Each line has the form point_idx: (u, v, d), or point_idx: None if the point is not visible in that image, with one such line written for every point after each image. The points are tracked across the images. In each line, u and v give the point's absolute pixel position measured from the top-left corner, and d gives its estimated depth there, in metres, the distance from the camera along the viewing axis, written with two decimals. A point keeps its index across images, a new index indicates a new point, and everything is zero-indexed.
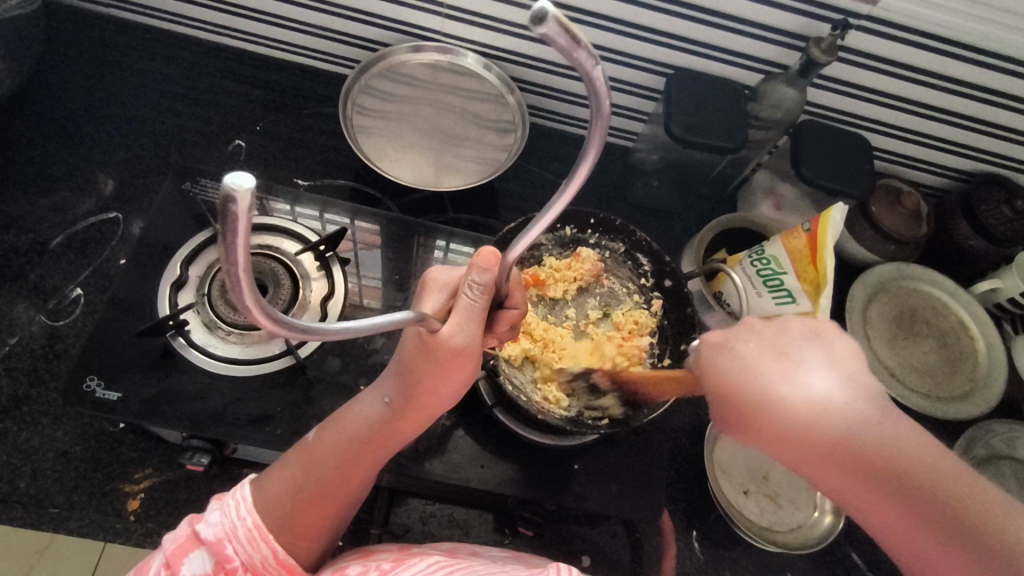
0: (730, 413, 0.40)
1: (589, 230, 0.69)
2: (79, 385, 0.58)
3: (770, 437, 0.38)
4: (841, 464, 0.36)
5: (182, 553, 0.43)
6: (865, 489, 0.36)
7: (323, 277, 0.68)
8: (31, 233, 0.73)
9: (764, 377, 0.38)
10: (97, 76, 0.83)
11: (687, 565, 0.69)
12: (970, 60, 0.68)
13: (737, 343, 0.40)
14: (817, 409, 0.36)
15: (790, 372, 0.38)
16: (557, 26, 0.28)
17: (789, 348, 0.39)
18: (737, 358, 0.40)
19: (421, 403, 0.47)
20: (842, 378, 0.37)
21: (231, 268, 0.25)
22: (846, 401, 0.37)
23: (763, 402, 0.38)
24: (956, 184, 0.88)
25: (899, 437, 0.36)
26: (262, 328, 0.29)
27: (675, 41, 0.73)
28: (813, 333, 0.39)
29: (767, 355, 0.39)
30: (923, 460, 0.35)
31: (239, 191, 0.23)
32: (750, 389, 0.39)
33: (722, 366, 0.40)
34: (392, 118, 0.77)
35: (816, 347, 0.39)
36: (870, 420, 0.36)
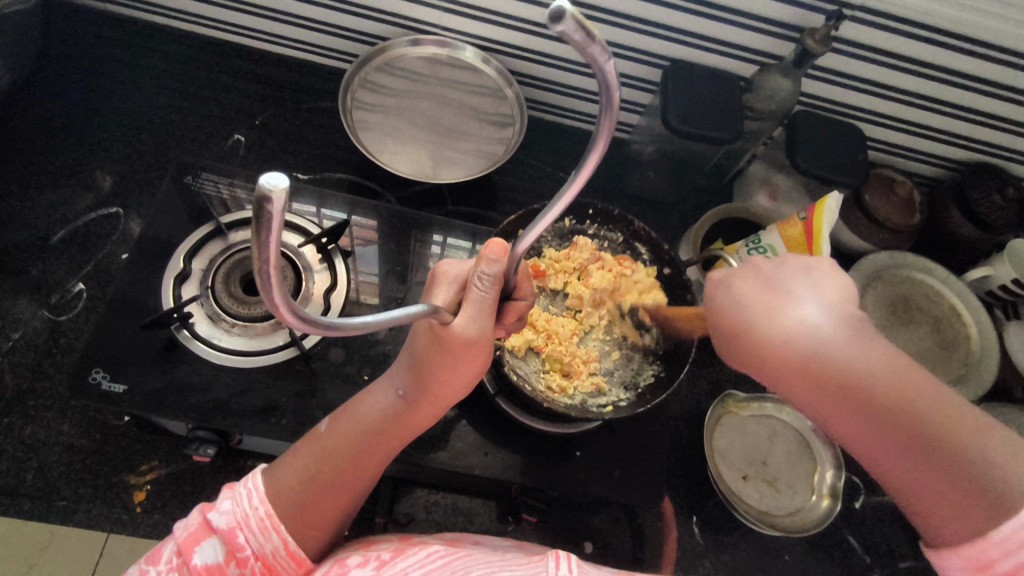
0: (731, 338, 0.47)
1: (587, 220, 0.71)
2: (84, 378, 0.58)
3: (755, 359, 0.44)
4: (815, 382, 0.40)
5: (195, 541, 0.43)
6: (833, 405, 0.40)
7: (326, 269, 0.68)
8: (31, 229, 0.73)
9: (752, 305, 0.45)
10: (94, 72, 0.83)
11: (688, 550, 0.70)
12: (962, 50, 0.69)
13: (734, 280, 0.47)
14: (796, 331, 0.42)
15: (778, 302, 0.44)
16: (574, 24, 0.28)
17: (781, 283, 0.45)
18: (737, 291, 0.46)
19: (434, 396, 0.48)
20: (826, 307, 0.42)
21: (262, 266, 0.26)
22: (825, 328, 0.41)
23: (749, 323, 0.45)
24: (947, 173, 0.89)
25: (870, 359, 0.39)
26: (289, 325, 0.30)
27: (671, 33, 0.74)
28: (805, 271, 0.45)
29: (759, 288, 0.45)
30: (889, 380, 0.38)
31: (274, 191, 0.23)
32: (740, 317, 0.45)
33: (725, 299, 0.47)
34: (392, 111, 0.78)
35: (805, 281, 0.44)
36: (844, 339, 0.40)
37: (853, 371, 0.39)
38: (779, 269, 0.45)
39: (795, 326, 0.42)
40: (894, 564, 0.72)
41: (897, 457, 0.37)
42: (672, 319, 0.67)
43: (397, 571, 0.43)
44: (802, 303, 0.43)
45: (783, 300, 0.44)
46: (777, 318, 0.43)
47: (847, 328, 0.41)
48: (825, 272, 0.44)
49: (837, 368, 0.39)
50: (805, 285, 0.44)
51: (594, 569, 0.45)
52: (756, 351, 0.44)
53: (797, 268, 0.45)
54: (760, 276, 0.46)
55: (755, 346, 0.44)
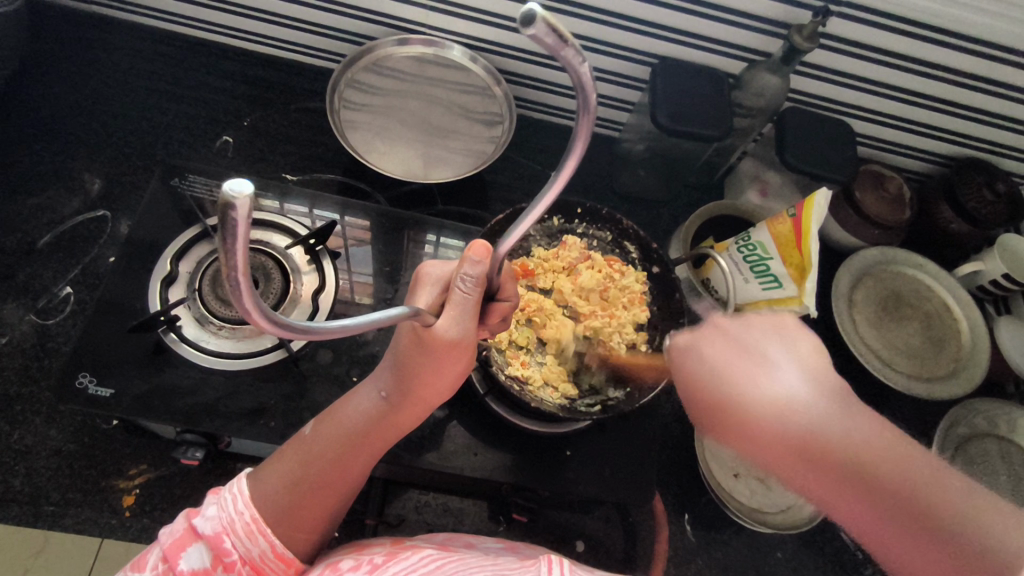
0: (702, 409, 0.44)
1: (576, 220, 0.71)
2: (71, 382, 0.58)
3: (728, 426, 0.42)
4: (803, 454, 0.38)
5: (180, 547, 0.43)
6: (827, 482, 0.37)
7: (314, 270, 0.68)
8: (18, 234, 0.72)
9: (729, 374, 0.42)
10: (81, 74, 0.82)
11: (680, 548, 0.70)
12: (951, 45, 0.69)
13: (705, 346, 0.44)
14: (776, 401, 0.39)
15: (756, 367, 0.41)
16: (546, 27, 0.29)
17: (756, 348, 0.42)
18: (704, 357, 0.44)
19: (418, 397, 0.48)
20: (806, 376, 0.41)
21: (230, 271, 0.26)
22: (809, 399, 0.39)
23: (730, 394, 0.41)
24: (938, 169, 0.89)
25: (855, 431, 0.37)
26: (263, 330, 0.30)
27: (659, 30, 0.74)
28: (776, 337, 0.43)
29: (732, 350, 0.43)
30: (885, 458, 0.36)
31: (238, 198, 0.23)
32: (713, 383, 0.43)
33: (692, 364, 0.45)
34: (380, 111, 0.77)
35: (773, 344, 0.42)
36: (830, 416, 0.38)
37: (842, 446, 0.37)
38: (747, 329, 0.43)
39: (777, 397, 0.40)
40: None
41: (895, 530, 0.35)
42: (661, 317, 0.67)
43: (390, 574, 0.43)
44: (784, 371, 0.41)
45: (756, 366, 0.41)
46: (756, 385, 0.41)
47: (829, 402, 0.39)
48: (794, 330, 0.43)
49: (829, 444, 0.37)
50: (778, 347, 0.42)
51: (587, 572, 0.45)
52: (731, 421, 0.41)
53: (765, 331, 0.43)
54: (728, 339, 0.44)
55: (726, 412, 0.42)
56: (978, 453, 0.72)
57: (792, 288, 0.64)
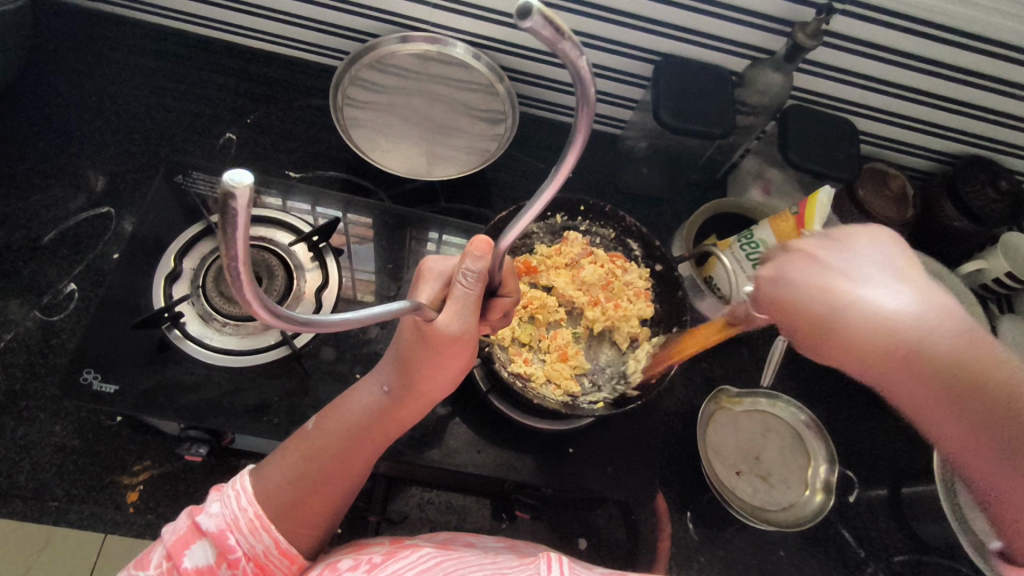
0: (799, 329, 0.42)
1: (579, 217, 0.71)
2: (76, 378, 0.58)
3: (824, 340, 0.41)
4: (909, 371, 0.37)
5: (184, 545, 0.43)
6: (943, 410, 0.37)
7: (317, 267, 0.68)
8: (23, 230, 0.72)
9: (825, 294, 0.40)
10: (85, 71, 0.83)
11: (682, 546, 0.70)
12: (956, 44, 0.69)
13: (790, 269, 0.43)
14: (887, 321, 0.37)
15: (857, 285, 0.39)
16: (542, 20, 0.29)
17: (855, 267, 0.40)
18: (797, 281, 0.42)
19: (419, 392, 0.48)
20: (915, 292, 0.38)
21: (230, 264, 0.26)
22: (929, 317, 0.37)
23: (835, 317, 0.39)
24: (940, 167, 0.89)
25: (975, 358, 0.36)
26: (263, 321, 0.30)
27: (663, 28, 0.74)
28: (874, 256, 0.40)
29: (828, 270, 0.41)
30: (999, 384, 0.36)
31: (238, 188, 0.23)
32: (804, 302, 0.41)
33: (786, 289, 0.43)
34: (383, 109, 0.78)
35: (867, 254, 0.40)
36: (953, 339, 0.36)
37: (954, 368, 0.36)
38: (844, 248, 0.41)
39: (880, 313, 0.38)
40: (889, 558, 0.72)
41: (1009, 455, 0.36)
42: (665, 315, 0.67)
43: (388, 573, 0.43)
44: (895, 286, 0.38)
45: (853, 283, 0.39)
46: (852, 299, 0.39)
47: (948, 318, 0.37)
48: (894, 245, 0.40)
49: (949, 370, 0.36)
50: (871, 261, 0.40)
51: (586, 571, 0.44)
52: (829, 340, 0.40)
53: (864, 256, 0.40)
54: (816, 263, 0.42)
55: (820, 330, 0.41)
56: None
57: None
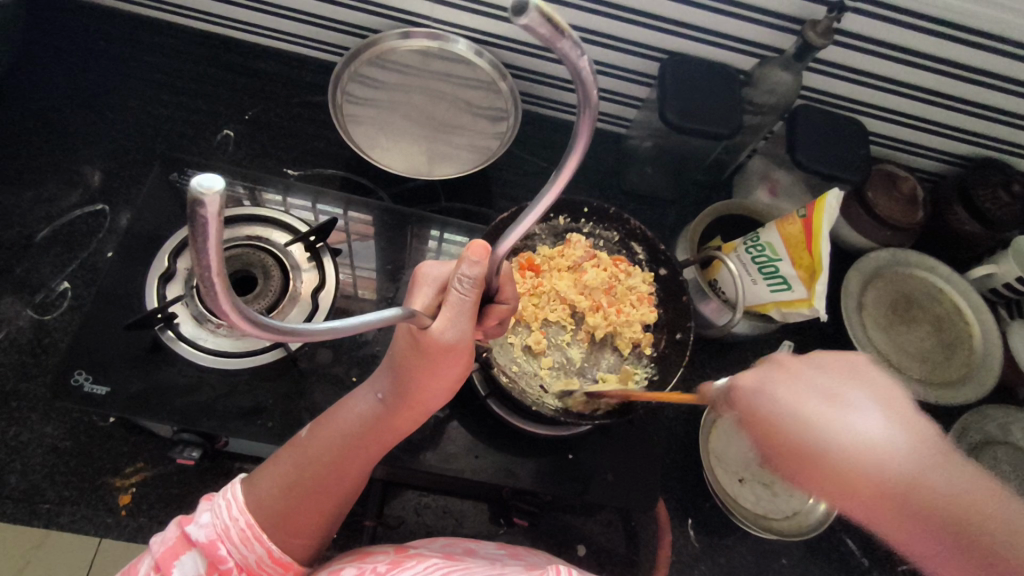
0: (780, 451, 0.41)
1: (582, 219, 0.69)
2: (67, 380, 0.57)
3: (810, 474, 0.40)
4: (862, 490, 0.39)
5: (173, 555, 0.42)
6: (893, 519, 0.39)
7: (314, 267, 0.67)
8: (16, 227, 0.71)
9: (818, 421, 0.39)
10: (82, 65, 0.81)
11: (683, 553, 0.69)
12: (970, 43, 0.67)
13: (775, 385, 0.41)
14: (859, 445, 0.39)
15: (828, 405, 0.40)
16: (539, 15, 0.28)
17: (834, 387, 0.41)
18: (777, 398, 0.41)
19: (414, 400, 0.47)
20: (898, 421, 0.40)
21: (204, 275, 0.25)
22: (899, 447, 0.39)
23: (805, 443, 0.39)
24: (952, 168, 0.87)
25: (923, 467, 0.39)
26: (242, 332, 0.29)
27: (669, 25, 0.72)
28: (844, 372, 0.42)
29: (797, 389, 0.41)
30: (975, 505, 0.38)
31: (207, 195, 0.22)
32: (801, 425, 0.39)
33: (766, 407, 0.41)
34: (384, 106, 0.76)
35: (854, 394, 0.40)
36: (910, 457, 0.39)
37: (940, 493, 0.38)
38: (820, 371, 0.42)
39: (861, 439, 0.39)
40: (894, 567, 0.71)
41: (945, 549, 0.38)
42: (667, 320, 0.65)
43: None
44: (864, 415, 0.40)
45: (840, 413, 0.40)
46: (803, 402, 0.40)
47: (915, 440, 0.39)
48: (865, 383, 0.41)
49: (910, 487, 0.38)
50: (861, 402, 0.40)
51: None
52: (805, 467, 0.40)
53: (830, 363, 0.42)
54: (806, 378, 0.42)
55: (815, 459, 0.39)
56: (988, 460, 0.70)
57: (801, 291, 0.63)
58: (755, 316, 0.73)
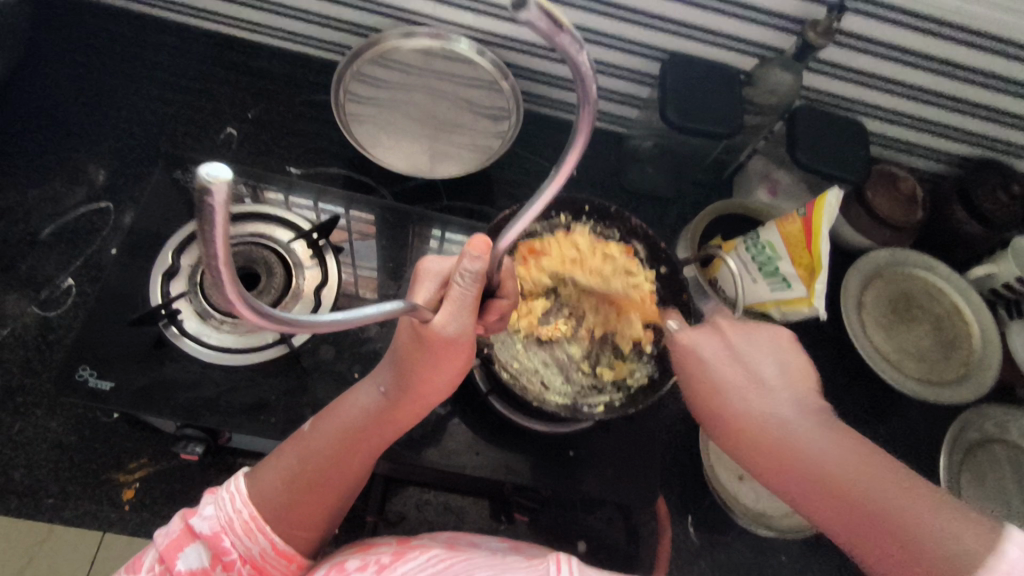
0: (714, 416, 0.46)
1: (583, 217, 0.70)
2: (72, 375, 0.58)
3: (736, 437, 0.44)
4: (772, 456, 0.41)
5: (177, 548, 0.42)
6: (826, 507, 0.37)
7: (317, 265, 0.67)
8: (21, 225, 0.72)
9: (731, 388, 0.45)
10: (87, 65, 0.82)
11: (683, 549, 0.69)
12: (969, 43, 0.68)
13: (703, 345, 0.49)
14: (762, 420, 0.42)
15: (749, 385, 0.45)
16: (540, 12, 0.28)
17: (745, 357, 0.47)
18: (703, 359, 0.48)
19: (415, 393, 0.47)
20: (797, 396, 0.44)
21: (211, 263, 0.25)
22: (793, 418, 0.42)
23: (724, 390, 0.46)
24: (951, 169, 0.87)
25: (820, 456, 0.38)
26: (246, 321, 0.29)
27: (670, 25, 0.73)
28: (767, 343, 0.48)
29: (723, 356, 0.48)
30: (850, 472, 0.37)
31: (215, 183, 0.23)
32: (716, 390, 0.46)
33: (692, 356, 0.49)
34: (386, 105, 0.77)
35: (767, 351, 0.47)
36: (811, 432, 0.40)
37: (833, 471, 0.37)
38: (749, 342, 0.48)
39: (768, 416, 0.42)
40: None
41: (841, 523, 0.36)
42: (667, 318, 0.66)
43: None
44: (772, 391, 0.44)
45: (751, 386, 0.45)
46: (722, 364, 0.47)
47: (814, 420, 0.41)
48: (781, 349, 0.47)
49: (801, 455, 0.39)
50: (771, 359, 0.47)
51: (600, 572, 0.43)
52: (721, 421, 0.45)
53: (764, 348, 0.47)
54: (726, 343, 0.48)
55: (742, 433, 0.43)
56: (987, 459, 0.70)
57: (800, 289, 0.63)
58: (756, 313, 0.73)
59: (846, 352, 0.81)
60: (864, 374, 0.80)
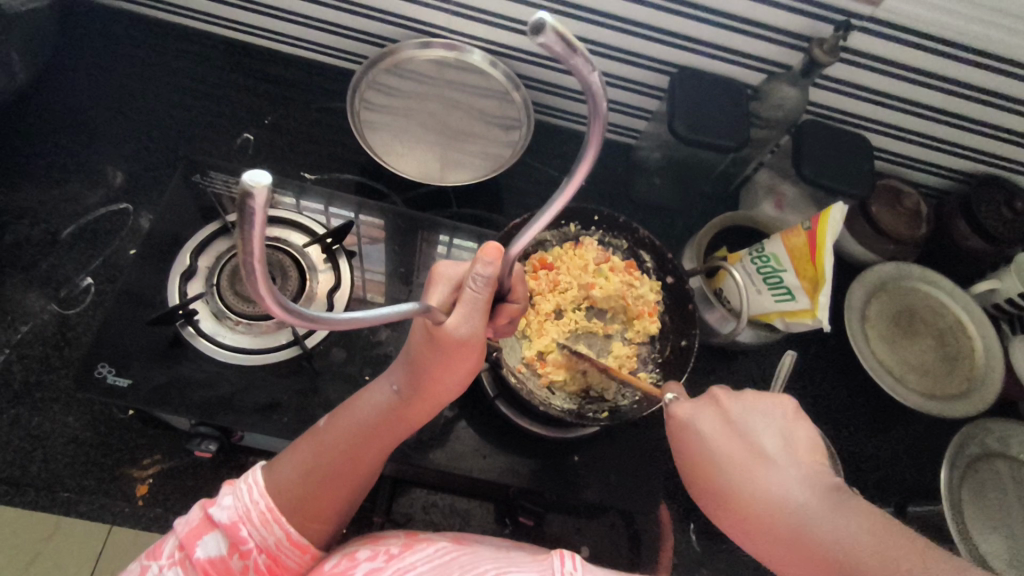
0: (707, 491, 0.47)
1: (592, 227, 0.71)
2: (91, 372, 0.59)
3: (740, 518, 0.44)
4: (766, 527, 0.42)
5: (197, 535, 0.44)
6: None
7: (330, 268, 0.69)
8: (43, 224, 0.74)
9: (724, 461, 0.46)
10: (109, 70, 0.84)
11: (685, 557, 0.70)
12: (973, 62, 0.69)
13: (702, 419, 0.48)
14: (762, 494, 0.43)
15: (750, 458, 0.45)
16: (555, 34, 0.30)
17: (741, 425, 0.47)
18: (702, 435, 0.48)
19: (427, 392, 0.48)
20: (797, 468, 0.44)
21: (246, 260, 0.27)
22: (793, 489, 0.42)
23: (715, 460, 0.46)
24: (955, 184, 0.88)
25: (839, 530, 0.39)
26: (274, 317, 0.30)
27: (679, 40, 0.74)
28: (766, 409, 0.47)
29: (725, 430, 0.47)
30: (887, 558, 0.37)
31: (256, 187, 0.24)
32: (712, 463, 0.46)
33: (697, 437, 0.48)
34: (399, 113, 0.78)
35: (763, 420, 0.47)
36: (816, 508, 0.41)
37: (835, 552, 0.39)
38: (739, 409, 0.48)
39: (768, 490, 0.43)
40: None
41: None
42: (673, 328, 0.67)
43: (406, 564, 0.44)
44: (773, 466, 0.44)
45: (739, 461, 0.45)
46: (716, 441, 0.47)
47: (816, 494, 0.42)
48: (776, 418, 0.47)
49: (806, 533, 0.40)
50: (766, 430, 0.46)
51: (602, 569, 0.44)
52: (730, 508, 0.45)
53: (759, 413, 0.47)
54: (725, 417, 0.48)
55: (747, 516, 0.43)
56: (989, 473, 0.71)
57: (805, 301, 0.64)
58: (761, 326, 0.74)
59: (848, 364, 0.82)
60: (866, 386, 0.81)
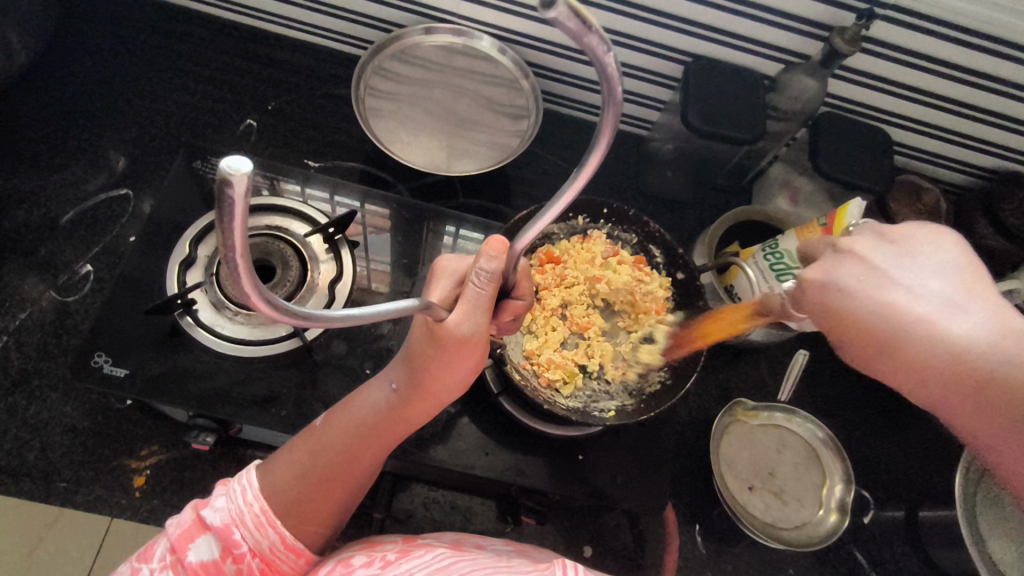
0: (851, 339, 0.42)
1: (601, 220, 0.68)
2: (87, 361, 0.58)
3: (890, 360, 0.40)
4: (932, 368, 0.38)
5: (188, 538, 0.42)
6: None
7: (332, 259, 0.67)
8: (43, 209, 0.73)
9: (884, 309, 0.40)
10: (111, 53, 0.83)
11: (690, 558, 0.68)
12: (1001, 54, 0.66)
13: (842, 273, 0.42)
14: (929, 334, 0.38)
15: (908, 302, 0.39)
16: (568, 11, 0.28)
17: (891, 273, 0.41)
18: (852, 291, 0.41)
19: (426, 392, 0.47)
20: (973, 309, 0.38)
21: (226, 253, 0.25)
22: (968, 328, 0.37)
23: (875, 309, 0.40)
24: (977, 181, 0.86)
25: None
26: (261, 314, 0.29)
27: (695, 28, 0.72)
28: (925, 252, 0.41)
29: (869, 278, 0.41)
30: None
31: (235, 175, 0.22)
32: (863, 316, 0.40)
33: (839, 294, 0.42)
34: (405, 100, 0.76)
35: (928, 257, 0.41)
36: (1003, 348, 0.36)
37: None
38: (890, 255, 0.42)
39: (935, 334, 0.38)
40: None
41: None
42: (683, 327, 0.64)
43: (402, 571, 0.42)
44: (938, 308, 0.39)
45: (901, 291, 0.40)
46: (870, 294, 0.40)
47: (1002, 329, 0.37)
48: (939, 257, 0.40)
49: (987, 370, 0.36)
50: (930, 270, 0.40)
51: None
52: (876, 351, 0.40)
53: (912, 255, 0.41)
54: (871, 265, 0.42)
55: (902, 356, 0.39)
56: None
57: None
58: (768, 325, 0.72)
59: None
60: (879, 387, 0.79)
